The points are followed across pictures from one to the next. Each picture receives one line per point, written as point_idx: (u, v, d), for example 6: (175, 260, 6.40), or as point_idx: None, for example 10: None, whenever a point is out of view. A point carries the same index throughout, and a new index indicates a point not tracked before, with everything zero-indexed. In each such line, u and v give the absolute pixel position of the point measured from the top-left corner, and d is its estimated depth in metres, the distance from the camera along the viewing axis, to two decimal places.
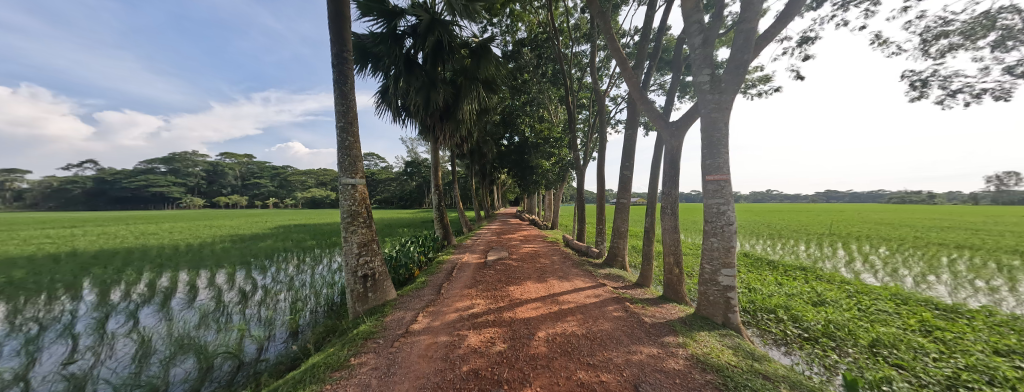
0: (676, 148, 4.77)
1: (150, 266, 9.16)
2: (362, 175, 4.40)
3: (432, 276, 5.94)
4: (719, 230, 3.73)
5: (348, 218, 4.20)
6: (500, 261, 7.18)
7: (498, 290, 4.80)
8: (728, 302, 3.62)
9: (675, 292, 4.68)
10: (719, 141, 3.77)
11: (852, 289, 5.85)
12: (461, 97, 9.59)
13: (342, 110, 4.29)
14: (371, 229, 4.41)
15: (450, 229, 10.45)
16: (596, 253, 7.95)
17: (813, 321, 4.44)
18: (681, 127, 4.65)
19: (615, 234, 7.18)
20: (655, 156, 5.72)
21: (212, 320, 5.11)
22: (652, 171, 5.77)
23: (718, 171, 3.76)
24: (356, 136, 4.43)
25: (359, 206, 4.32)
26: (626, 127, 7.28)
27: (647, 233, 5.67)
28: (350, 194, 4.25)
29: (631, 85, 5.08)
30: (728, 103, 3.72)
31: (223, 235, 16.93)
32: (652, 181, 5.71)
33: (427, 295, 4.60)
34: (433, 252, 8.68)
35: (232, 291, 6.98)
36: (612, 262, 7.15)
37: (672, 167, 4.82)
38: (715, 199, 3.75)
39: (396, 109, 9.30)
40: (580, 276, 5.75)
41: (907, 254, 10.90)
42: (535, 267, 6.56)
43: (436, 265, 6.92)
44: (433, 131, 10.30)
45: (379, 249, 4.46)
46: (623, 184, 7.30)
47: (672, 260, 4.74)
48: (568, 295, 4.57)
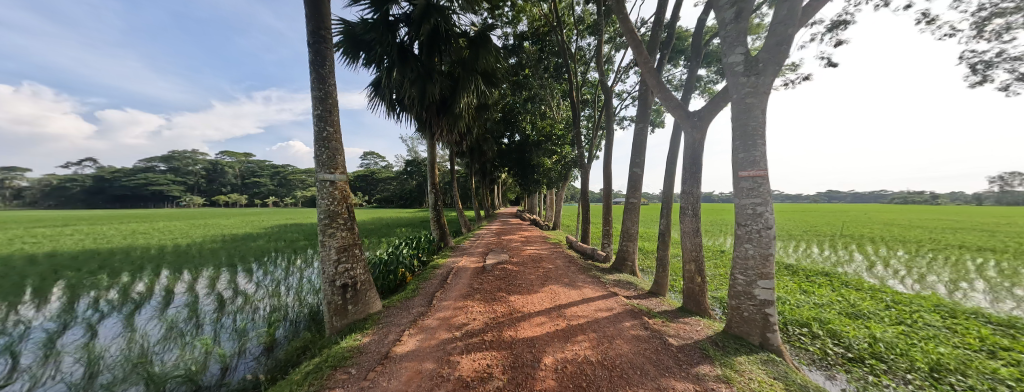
0: (698, 142, 4.22)
1: (128, 269, 8.63)
2: (342, 171, 3.88)
3: (424, 283, 5.39)
4: (754, 235, 3.18)
5: (326, 220, 3.68)
6: (499, 265, 6.62)
7: (497, 301, 4.26)
8: (766, 320, 3.08)
9: (697, 303, 4.14)
10: (755, 131, 3.22)
11: (889, 300, 5.28)
12: (458, 90, 9.03)
13: (319, 96, 3.76)
14: (353, 232, 3.89)
15: (447, 230, 9.92)
16: (603, 257, 7.40)
17: (856, 339, 3.88)
18: (705, 118, 4.12)
19: (625, 236, 6.64)
20: (671, 151, 5.18)
21: (179, 332, 4.59)
22: (668, 168, 5.23)
23: (754, 166, 3.21)
24: (336, 125, 3.90)
25: (339, 206, 3.79)
26: (637, 121, 6.74)
27: (661, 237, 5.13)
28: (328, 191, 3.73)
29: (646, 70, 4.53)
30: (767, 87, 3.17)
31: (214, 235, 16.38)
32: (668, 179, 5.17)
33: (417, 307, 4.05)
34: (428, 256, 8.14)
35: (210, 297, 6.47)
36: (621, 266, 6.60)
37: (694, 163, 4.27)
38: (751, 199, 3.21)
39: (390, 103, 8.76)
40: (588, 284, 5.20)
41: (929, 257, 10.35)
42: (538, 272, 6.02)
43: (430, 269, 6.40)
44: (429, 126, 9.69)
45: (361, 255, 3.93)
46: (633, 182, 6.75)
47: (693, 268, 4.20)
48: (577, 307, 4.02)
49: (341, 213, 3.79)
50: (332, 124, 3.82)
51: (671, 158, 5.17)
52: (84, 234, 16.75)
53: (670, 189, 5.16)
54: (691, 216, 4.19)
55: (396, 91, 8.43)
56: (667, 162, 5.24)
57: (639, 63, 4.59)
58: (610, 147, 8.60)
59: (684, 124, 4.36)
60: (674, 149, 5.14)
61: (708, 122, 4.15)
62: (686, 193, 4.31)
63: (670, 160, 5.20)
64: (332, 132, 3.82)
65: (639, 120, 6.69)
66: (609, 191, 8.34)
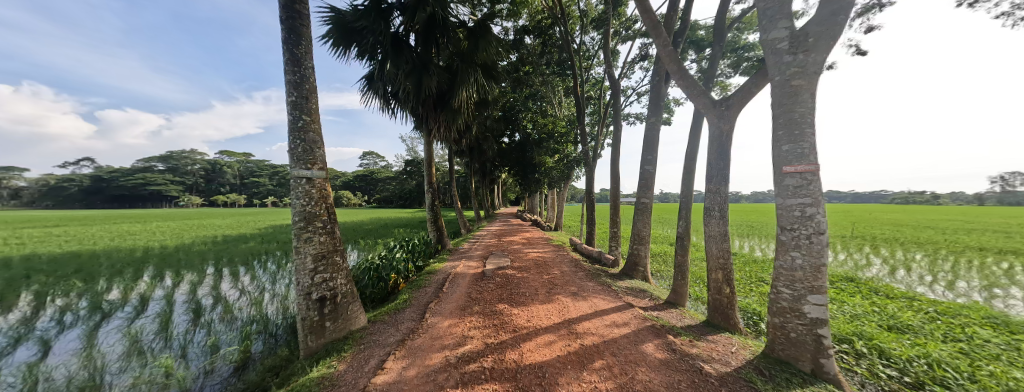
0: (726, 133, 3.73)
1: (104, 274, 8.10)
2: (320, 167, 3.39)
3: (417, 292, 4.87)
4: (803, 242, 2.68)
5: (301, 223, 3.18)
6: (499, 271, 6.10)
7: (498, 315, 3.76)
8: (819, 343, 2.58)
9: (726, 318, 3.64)
10: (803, 118, 2.73)
11: (931, 310, 4.78)
12: (456, 83, 8.48)
13: (293, 81, 3.27)
14: (333, 237, 3.39)
15: (445, 232, 9.43)
16: (611, 262, 6.90)
17: (911, 360, 3.37)
18: (735, 106, 3.64)
19: (635, 239, 6.14)
20: (691, 146, 4.70)
21: (141, 348, 4.10)
22: (686, 166, 4.77)
23: (801, 160, 2.72)
24: (315, 114, 3.42)
25: (317, 207, 3.30)
26: (649, 115, 6.25)
27: (679, 241, 4.64)
28: (304, 190, 3.24)
29: (666, 55, 4.04)
30: (819, 66, 2.68)
31: (207, 236, 15.88)
32: (687, 178, 4.71)
33: (407, 323, 3.54)
34: (425, 260, 7.65)
35: (187, 305, 5.97)
36: (632, 272, 6.11)
37: (721, 157, 3.77)
38: (799, 199, 2.71)
39: (385, 96, 8.33)
40: (598, 293, 4.70)
41: (951, 260, 9.88)
42: (543, 279, 5.52)
43: (425, 275, 5.90)
44: (426, 121, 9.17)
45: (343, 263, 3.44)
46: (645, 180, 6.26)
47: (721, 276, 3.71)
48: (589, 323, 3.52)
49: (320, 214, 3.31)
50: (309, 113, 3.36)
51: (691, 153, 4.70)
52: (73, 235, 16.22)
53: (689, 188, 4.68)
54: (718, 218, 3.70)
55: (390, 84, 7.98)
56: (685, 157, 4.77)
57: (658, 45, 4.09)
58: (617, 144, 8.13)
59: (709, 114, 3.88)
60: (694, 144, 4.66)
61: (737, 111, 3.68)
62: (711, 192, 3.82)
63: (689, 155, 4.73)
64: (308, 122, 3.34)
65: (651, 115, 6.21)
66: (617, 190, 7.86)
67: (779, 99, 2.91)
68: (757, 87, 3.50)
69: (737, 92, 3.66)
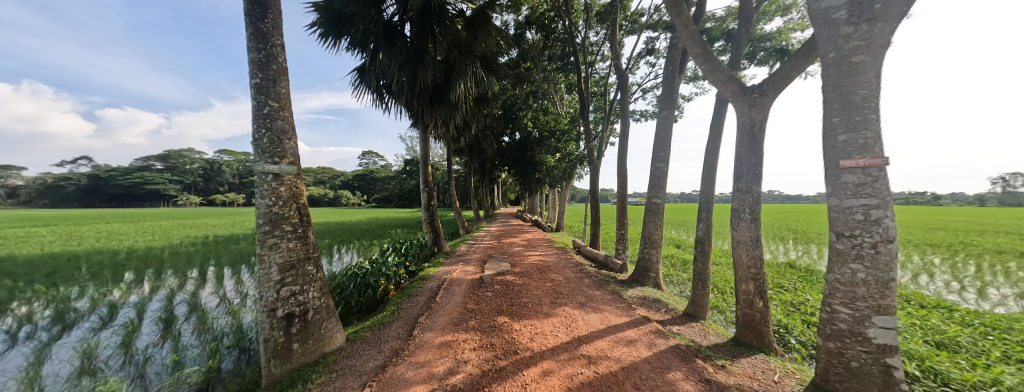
0: (758, 123, 3.26)
1: (76, 278, 7.58)
2: (289, 161, 2.91)
3: (407, 302, 4.35)
4: (865, 252, 2.20)
5: (265, 227, 2.69)
6: (498, 277, 5.59)
7: (497, 332, 3.27)
8: (890, 376, 2.10)
9: (760, 336, 3.16)
10: (867, 101, 2.24)
11: (980, 325, 4.29)
12: (453, 76, 8.01)
13: (257, 60, 2.79)
14: (305, 243, 2.91)
15: (442, 233, 8.94)
16: (619, 267, 6.42)
17: (977, 387, 2.88)
18: (769, 94, 3.17)
19: (647, 243, 5.67)
20: (713, 139, 4.22)
21: (91, 368, 3.60)
22: (706, 162, 4.31)
23: (863, 152, 2.23)
24: (285, 100, 2.95)
25: (285, 208, 2.82)
26: (661, 109, 5.78)
27: (699, 246, 4.18)
28: (270, 188, 2.75)
29: (687, 35, 3.58)
30: (887, 38, 2.19)
31: (197, 237, 15.36)
32: (707, 175, 4.24)
33: (391, 342, 3.05)
34: (419, 264, 7.17)
35: (157, 314, 5.45)
36: (643, 278, 5.65)
37: (753, 152, 3.29)
38: (861, 200, 2.21)
39: (377, 89, 7.81)
40: (609, 304, 4.21)
41: (972, 264, 9.45)
42: (546, 287, 5.03)
43: (417, 282, 5.41)
44: (421, 117, 8.58)
45: (317, 273, 2.95)
46: (657, 179, 5.78)
47: (752, 288, 3.23)
48: (601, 342, 3.04)
49: (289, 216, 2.83)
50: (279, 98, 2.89)
51: (712, 149, 4.24)
52: (58, 235, 15.65)
53: (710, 187, 4.21)
54: (750, 221, 3.22)
55: (384, 76, 7.53)
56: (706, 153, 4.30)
57: (678, 25, 3.63)
58: (625, 142, 7.63)
59: (738, 103, 3.42)
60: (716, 138, 4.20)
61: (772, 99, 3.21)
62: (740, 191, 3.36)
63: (709, 151, 4.26)
64: (275, 108, 2.86)
65: (665, 108, 5.72)
66: (624, 190, 7.38)
67: (831, 81, 2.44)
68: (797, 71, 3.02)
69: (771, 77, 3.19)
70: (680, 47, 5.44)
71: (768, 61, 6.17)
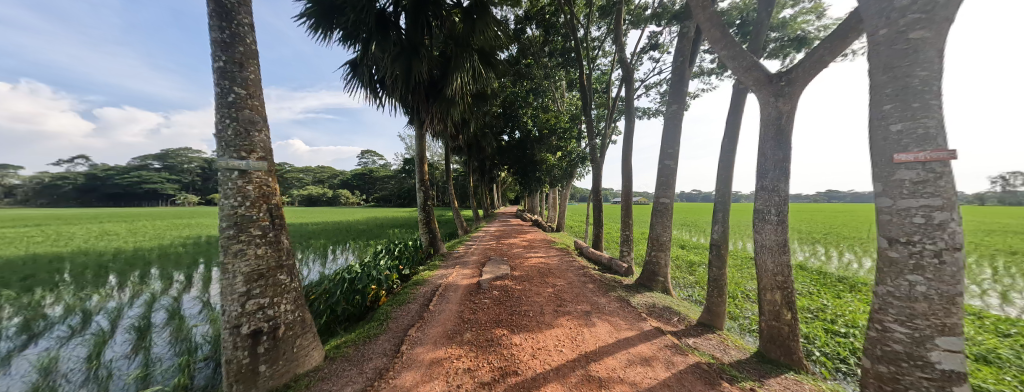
0: (785, 114, 2.92)
1: (54, 283, 7.21)
2: (258, 157, 2.57)
3: (398, 311, 4.00)
4: (925, 262, 1.85)
5: (230, 231, 2.36)
6: (497, 283, 5.25)
7: (493, 349, 2.92)
8: None
9: (788, 353, 2.83)
10: (927, 84, 1.89)
11: (1020, 335, 3.95)
12: (449, 70, 7.66)
13: (219, 40, 2.44)
14: (276, 249, 2.56)
15: (439, 234, 8.60)
16: (624, 270, 6.09)
17: None
18: (798, 81, 2.83)
19: (654, 245, 5.37)
20: (729, 134, 3.89)
21: (46, 386, 3.28)
22: (721, 159, 3.97)
23: (922, 144, 1.88)
24: (254, 87, 2.60)
25: (253, 209, 2.47)
26: (670, 103, 5.45)
27: (714, 250, 3.85)
28: (234, 187, 2.41)
29: (705, 18, 3.27)
30: (954, 9, 1.84)
31: (188, 237, 15.00)
32: (724, 173, 3.90)
33: (375, 361, 2.70)
34: (415, 267, 6.84)
35: (133, 321, 5.12)
36: (650, 283, 5.33)
37: (780, 146, 2.93)
38: (920, 200, 1.87)
39: (371, 83, 7.50)
40: (617, 314, 3.86)
41: (988, 266, 9.13)
42: (548, 293, 4.68)
43: (410, 287, 5.06)
44: (417, 113, 8.26)
45: (290, 283, 2.60)
46: (666, 177, 5.45)
47: (779, 298, 2.91)
48: (612, 361, 2.70)
49: (258, 220, 2.49)
50: (246, 83, 2.54)
51: (728, 144, 3.90)
52: (47, 236, 15.32)
53: (727, 185, 3.88)
54: (777, 223, 2.89)
55: (377, 69, 7.23)
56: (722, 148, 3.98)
57: (695, 7, 3.32)
58: (630, 139, 7.29)
59: (761, 92, 3.09)
60: (733, 133, 3.87)
61: (801, 87, 2.87)
62: (763, 190, 3.03)
63: (725, 147, 3.93)
64: (243, 96, 2.53)
65: (674, 101, 5.38)
66: (629, 189, 7.04)
67: (880, 62, 2.10)
68: (832, 56, 2.69)
69: (800, 62, 2.85)
70: (691, 36, 5.11)
71: (782, 52, 5.85)
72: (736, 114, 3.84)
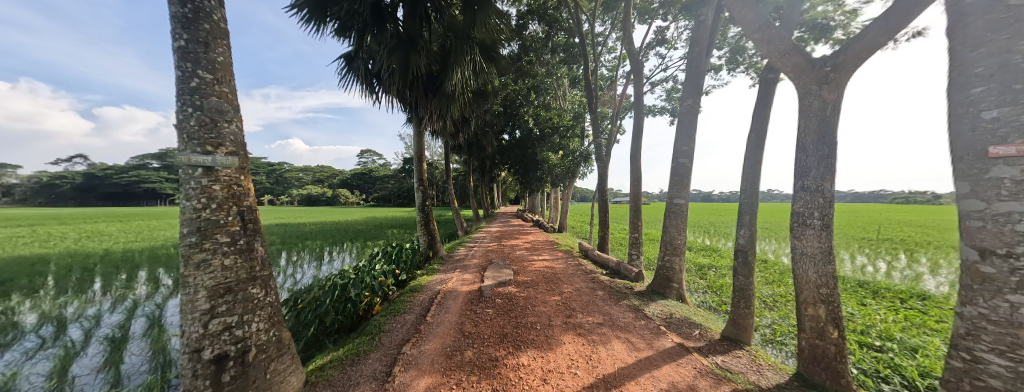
0: (831, 104, 2.56)
1: (34, 287, 6.85)
2: (227, 152, 2.20)
3: (392, 322, 3.65)
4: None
5: (191, 238, 1.99)
6: (499, 289, 4.90)
7: (497, 371, 2.57)
8: None
9: (835, 377, 2.49)
10: None
11: None
12: (449, 64, 7.31)
13: (179, 14, 2.07)
14: (247, 258, 2.20)
15: (438, 236, 8.26)
16: (634, 275, 5.73)
17: None
18: (847, 66, 2.46)
19: (668, 249, 5.03)
20: (756, 130, 3.53)
21: None
22: (746, 156, 3.61)
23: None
24: (223, 71, 2.24)
25: (221, 212, 2.12)
26: (684, 97, 5.10)
27: (740, 256, 3.50)
28: (198, 186, 2.05)
29: None
30: None
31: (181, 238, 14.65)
32: (751, 172, 3.54)
33: (362, 387, 2.35)
34: (413, 272, 6.49)
35: (108, 330, 4.78)
36: (664, 289, 4.98)
37: (826, 141, 2.56)
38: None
39: (366, 77, 7.16)
40: (635, 327, 3.51)
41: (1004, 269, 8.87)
42: (556, 302, 4.32)
43: (407, 295, 4.71)
44: (415, 109, 7.90)
45: (264, 298, 2.25)
46: (680, 176, 5.11)
47: (823, 314, 2.56)
48: (635, 389, 2.36)
49: (227, 225, 2.14)
50: (211, 65, 2.16)
51: (755, 140, 3.54)
52: (35, 236, 15.00)
53: (754, 185, 3.51)
54: (821, 228, 2.55)
55: (373, 61, 6.89)
56: (747, 144, 3.63)
57: None
58: (638, 136, 6.94)
59: (801, 79, 2.72)
60: (761, 127, 3.51)
61: (849, 74, 2.51)
62: (803, 191, 2.67)
63: (752, 143, 3.56)
64: (208, 81, 2.15)
65: (688, 96, 5.04)
66: (637, 189, 6.69)
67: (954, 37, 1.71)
68: (889, 36, 2.32)
69: (849, 46, 2.49)
70: (707, 25, 4.79)
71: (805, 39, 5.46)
72: (765, 106, 3.48)
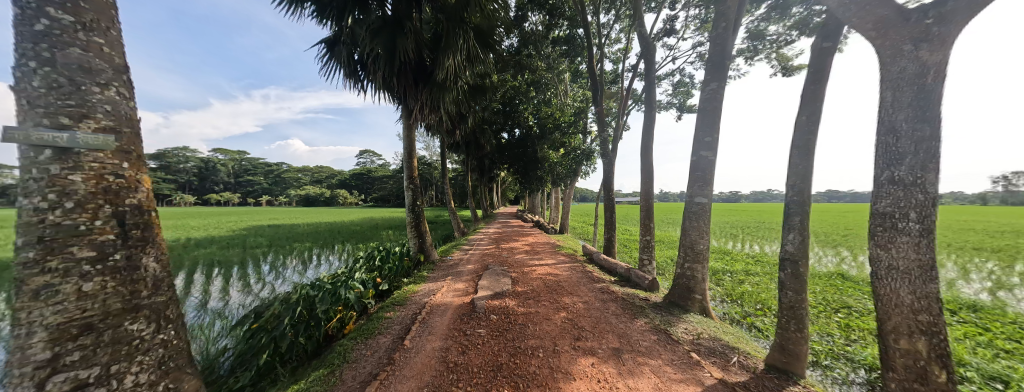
0: (935, 66, 1.88)
1: None
2: (98, 128, 1.53)
3: (361, 348, 2.97)
4: None
5: (27, 253, 1.33)
6: (494, 303, 4.22)
7: None
8: None
9: None
10: None
11: None
12: (441, 51, 6.64)
13: None
14: (122, 279, 1.52)
15: (428, 239, 7.60)
16: (648, 284, 5.09)
17: None
18: (959, 15, 1.81)
19: (688, 255, 4.41)
20: (809, 110, 2.86)
21: None
22: (794, 144, 2.95)
23: None
24: (99, 15, 1.59)
25: (83, 214, 1.43)
26: (706, 81, 4.46)
27: (787, 267, 2.85)
28: (45, 177, 1.38)
29: None
30: None
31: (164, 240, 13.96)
32: (801, 163, 2.87)
33: None
34: (398, 280, 5.83)
35: None
36: (684, 301, 4.34)
37: (925, 117, 1.90)
38: None
39: (349, 65, 6.48)
40: (661, 355, 2.84)
41: None
42: (561, 319, 3.66)
43: (386, 309, 4.05)
44: (404, 100, 7.21)
45: (144, 334, 1.57)
46: (703, 172, 4.46)
47: (924, 348, 1.91)
48: None
49: (94, 233, 1.45)
50: (71, 3, 1.50)
51: (807, 124, 2.86)
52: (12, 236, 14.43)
53: (806, 180, 2.84)
54: (918, 235, 1.90)
55: (357, 47, 6.25)
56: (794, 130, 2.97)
57: None
58: (649, 129, 6.29)
59: (887, 38, 2.07)
60: (815, 108, 2.84)
61: (960, 26, 1.85)
62: (890, 185, 2.00)
63: (802, 128, 2.89)
64: (68, 26, 1.49)
65: (712, 78, 4.39)
66: (649, 187, 6.05)
67: None
68: None
69: None
70: None
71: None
72: (819, 83, 2.83)
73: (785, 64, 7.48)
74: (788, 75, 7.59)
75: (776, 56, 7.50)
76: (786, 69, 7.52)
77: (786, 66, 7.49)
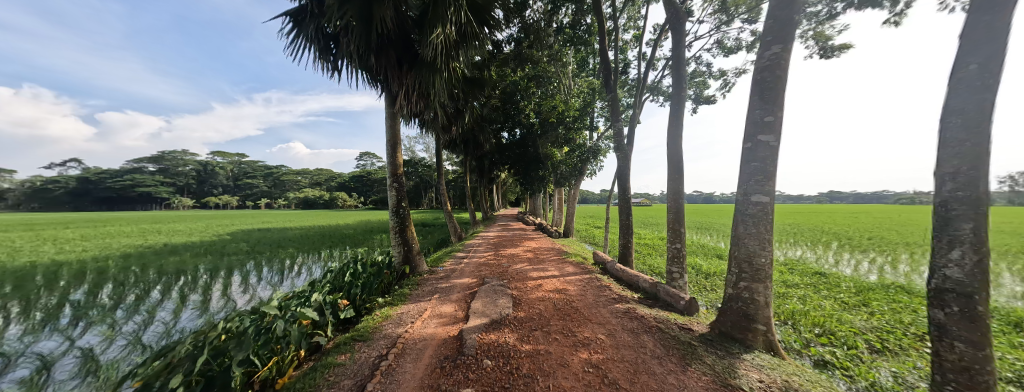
0: None
1: None
2: None
3: None
4: None
5: None
6: (489, 337, 3.16)
7: None
8: None
9: None
10: None
11: None
12: (427, 25, 5.58)
13: None
14: None
15: (416, 246, 6.59)
16: (685, 306, 4.03)
17: None
18: None
19: (744, 272, 3.36)
20: (988, 53, 1.77)
21: None
22: (952, 111, 1.87)
23: None
24: None
25: None
26: (766, 45, 3.43)
27: (950, 303, 1.79)
28: None
29: None
30: None
31: (142, 246, 13.06)
32: (969, 138, 1.78)
33: None
34: (373, 299, 4.81)
35: None
36: (743, 334, 3.27)
37: None
38: None
39: (321, 42, 5.48)
40: None
41: None
42: (583, 369, 2.56)
43: (340, 348, 2.98)
44: (387, 85, 6.20)
45: None
46: (763, 163, 3.37)
47: None
48: None
49: None
50: None
51: (977, 77, 1.79)
52: None
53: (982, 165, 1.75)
54: None
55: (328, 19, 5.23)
56: (946, 90, 1.92)
57: None
58: (677, 117, 5.24)
59: None
60: (999, 50, 1.75)
61: None
62: None
63: (970, 82, 1.81)
64: None
65: (775, 40, 3.36)
66: (678, 186, 5.00)
67: None
68: None
69: None
70: None
71: None
72: (1005, 10, 1.75)
73: (824, 44, 6.47)
74: (826, 58, 6.56)
75: (814, 34, 6.47)
76: (826, 50, 6.49)
77: (825, 47, 6.47)
